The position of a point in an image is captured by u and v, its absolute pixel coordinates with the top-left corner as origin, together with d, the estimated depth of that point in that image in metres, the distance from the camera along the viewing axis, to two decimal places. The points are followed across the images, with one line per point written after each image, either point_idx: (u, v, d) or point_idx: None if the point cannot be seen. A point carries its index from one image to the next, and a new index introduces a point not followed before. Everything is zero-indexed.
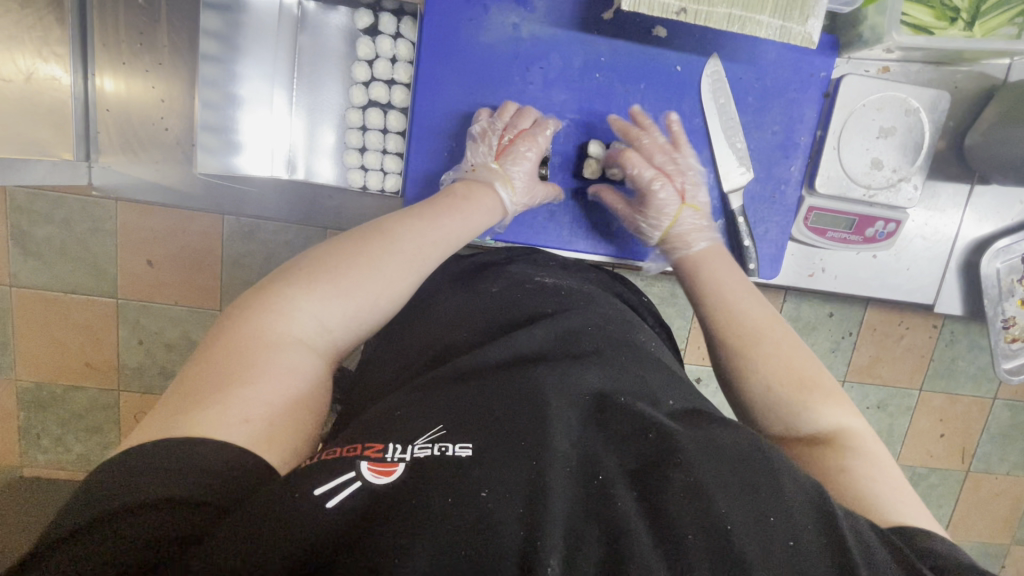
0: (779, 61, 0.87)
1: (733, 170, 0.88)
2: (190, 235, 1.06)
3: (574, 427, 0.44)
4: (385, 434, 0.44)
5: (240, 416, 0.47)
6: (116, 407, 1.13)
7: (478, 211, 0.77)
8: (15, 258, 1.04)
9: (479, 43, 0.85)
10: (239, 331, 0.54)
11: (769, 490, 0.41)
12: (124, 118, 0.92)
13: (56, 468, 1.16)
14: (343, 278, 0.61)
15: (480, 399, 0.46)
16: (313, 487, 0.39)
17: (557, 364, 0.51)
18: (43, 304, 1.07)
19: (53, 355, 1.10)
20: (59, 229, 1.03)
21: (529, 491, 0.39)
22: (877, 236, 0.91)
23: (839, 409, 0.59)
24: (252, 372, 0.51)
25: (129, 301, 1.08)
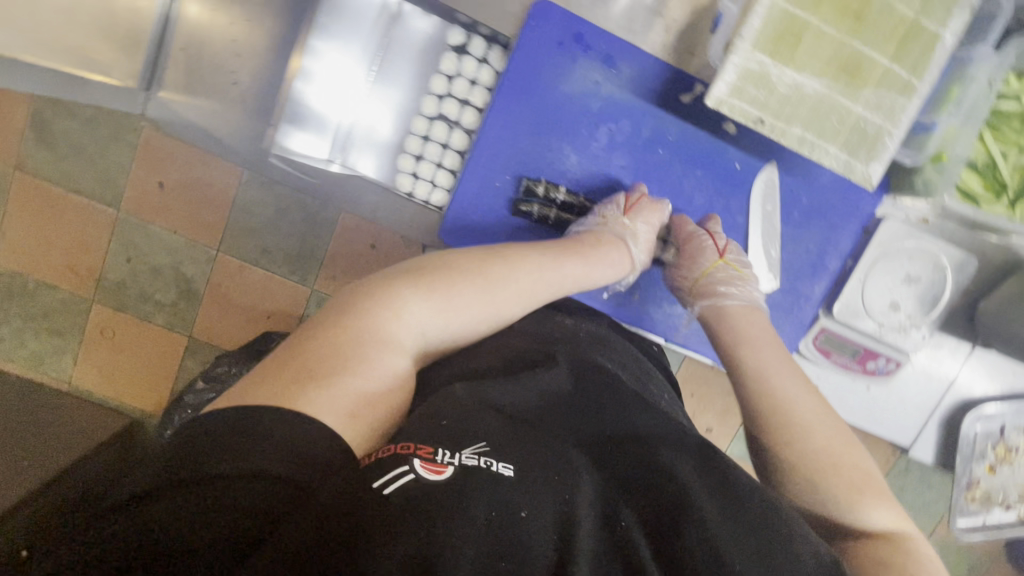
0: (831, 185, 0.90)
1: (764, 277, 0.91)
2: (208, 169, 1.05)
3: (596, 472, 0.46)
4: (434, 437, 0.45)
5: (347, 410, 0.48)
6: (84, 317, 1.10)
7: (603, 262, 0.78)
8: (27, 143, 1.02)
9: (559, 91, 0.83)
10: (348, 325, 0.55)
11: (782, 556, 0.43)
12: (197, 58, 0.86)
13: (5, 360, 1.10)
14: (450, 291, 0.62)
15: (511, 423, 0.48)
16: (374, 479, 0.41)
17: (584, 409, 0.53)
18: (41, 196, 1.04)
19: (36, 248, 1.07)
20: (80, 126, 1.01)
21: (560, 520, 0.41)
22: (876, 370, 0.93)
23: (879, 506, 0.60)
24: (358, 365, 0.52)
25: (130, 217, 1.06)
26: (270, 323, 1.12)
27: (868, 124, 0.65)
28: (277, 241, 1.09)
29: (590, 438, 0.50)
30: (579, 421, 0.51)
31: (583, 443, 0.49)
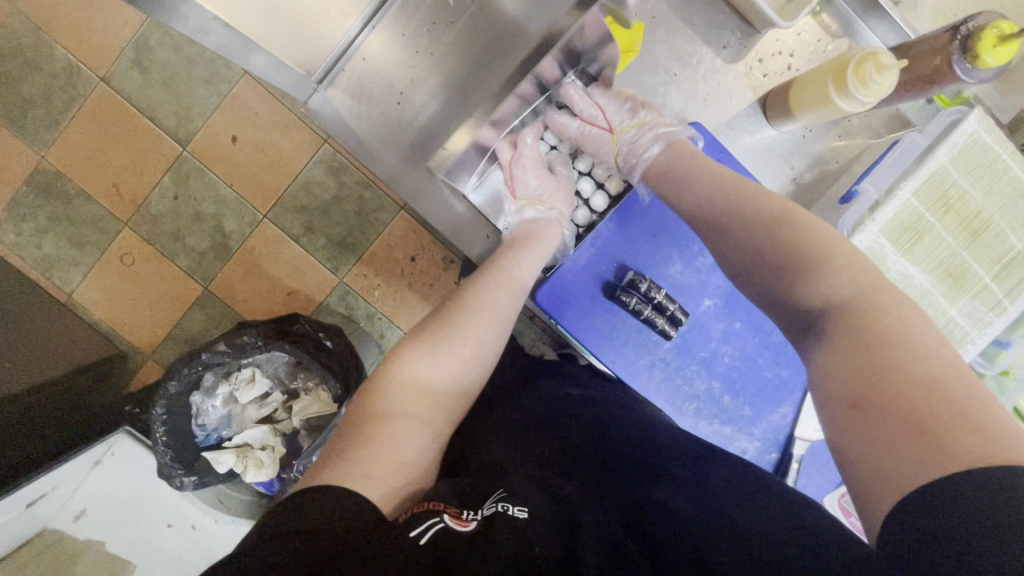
0: None
1: (809, 421, 0.73)
2: (284, 138, 1.07)
3: (601, 508, 0.43)
4: (461, 500, 0.43)
5: (360, 471, 0.43)
6: (110, 238, 1.08)
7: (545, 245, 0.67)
8: (122, 60, 1.03)
9: None
10: (347, 421, 0.49)
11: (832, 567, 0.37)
12: (370, 72, 0.66)
13: (14, 256, 1.07)
14: (467, 340, 0.57)
15: (527, 478, 0.46)
16: (411, 527, 0.38)
17: (597, 463, 0.50)
18: (116, 112, 1.05)
19: (90, 159, 1.06)
20: (179, 61, 1.03)
21: (568, 554, 0.37)
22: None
23: (835, 274, 0.49)
24: (364, 438, 0.46)
25: (193, 158, 1.07)
26: (289, 299, 1.11)
27: (958, 327, 0.65)
28: (324, 225, 1.09)
29: (604, 488, 0.46)
30: (591, 474, 0.48)
31: (592, 488, 0.46)
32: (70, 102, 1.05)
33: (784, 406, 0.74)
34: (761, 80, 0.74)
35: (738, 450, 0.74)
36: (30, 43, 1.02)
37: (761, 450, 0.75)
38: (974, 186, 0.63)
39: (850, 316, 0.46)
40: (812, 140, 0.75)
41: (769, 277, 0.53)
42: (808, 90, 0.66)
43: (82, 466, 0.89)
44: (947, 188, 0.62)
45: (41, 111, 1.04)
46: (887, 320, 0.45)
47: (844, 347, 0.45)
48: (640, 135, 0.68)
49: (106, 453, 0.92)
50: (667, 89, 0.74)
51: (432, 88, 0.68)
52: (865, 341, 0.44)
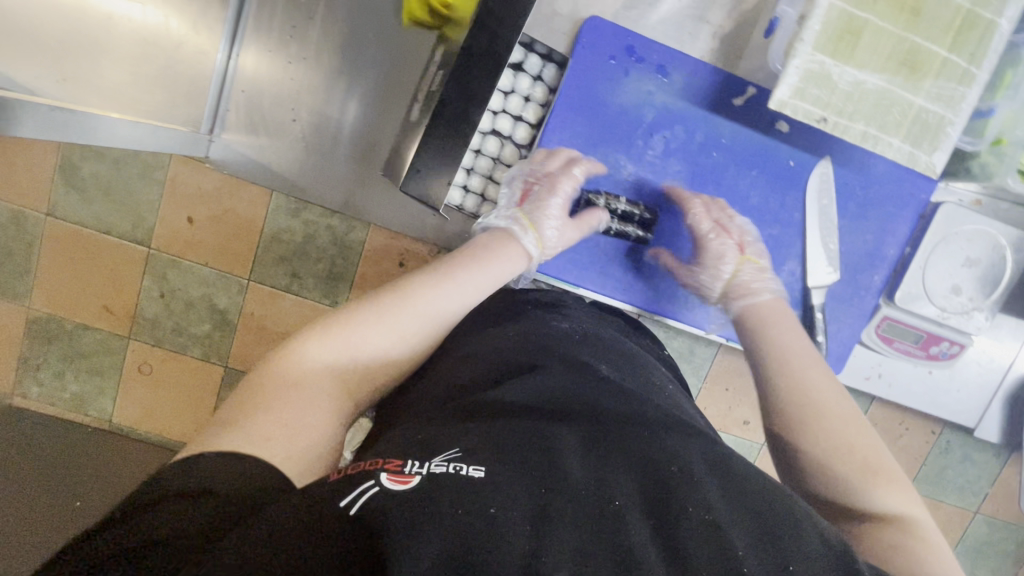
0: (887, 175, 0.81)
1: (820, 267, 0.81)
2: (236, 201, 1.05)
3: (587, 457, 0.47)
4: (411, 450, 0.45)
5: (263, 437, 0.46)
6: (122, 355, 1.11)
7: (506, 262, 0.69)
8: (55, 188, 1.02)
9: (614, 104, 0.80)
10: (267, 371, 0.52)
11: (779, 523, 0.45)
12: (255, 98, 0.94)
13: (49, 403, 1.12)
14: (386, 319, 0.59)
15: (498, 426, 0.47)
16: (339, 498, 0.40)
17: (576, 401, 0.52)
18: (74, 239, 1.05)
19: (72, 291, 1.08)
20: (105, 168, 1.02)
21: (541, 510, 0.42)
22: (936, 353, 0.85)
23: (892, 488, 0.56)
24: (274, 403, 0.49)
25: (161, 254, 1.07)
26: None
27: (931, 115, 0.65)
28: (307, 267, 1.09)
29: (581, 423, 0.50)
30: (570, 416, 0.50)
31: (580, 429, 0.49)
32: (29, 246, 1.06)
33: (789, 263, 0.82)
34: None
35: None
36: None
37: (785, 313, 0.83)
38: None
39: (908, 524, 0.53)
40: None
41: (848, 467, 0.57)
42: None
43: None
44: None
45: (9, 265, 1.06)
46: (932, 538, 0.52)
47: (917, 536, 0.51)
48: (758, 276, 0.76)
49: None
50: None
51: (325, 90, 0.95)
52: (924, 540, 0.51)
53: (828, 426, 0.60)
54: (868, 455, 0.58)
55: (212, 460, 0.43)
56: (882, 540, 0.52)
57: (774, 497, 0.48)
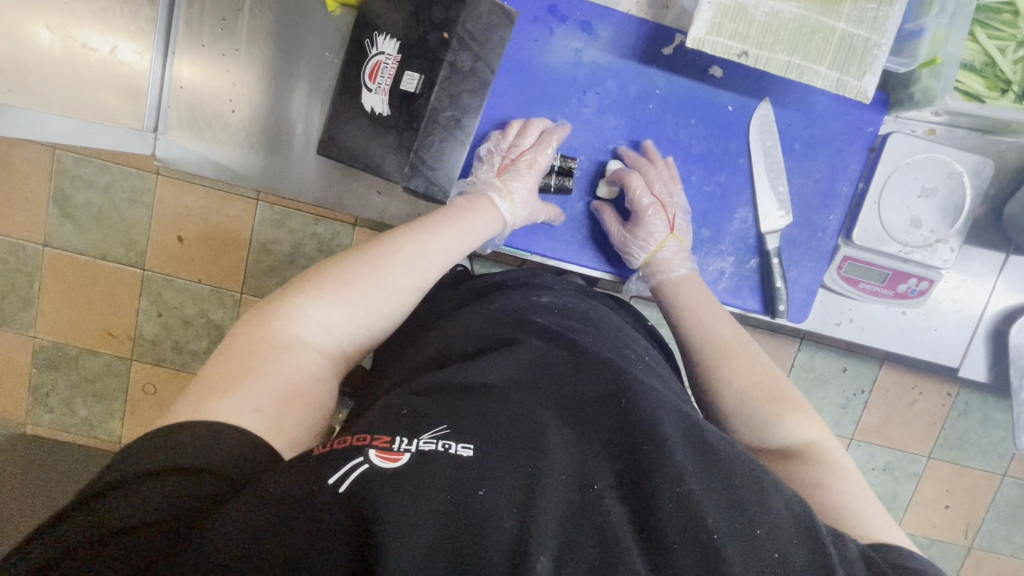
0: (835, 109, 0.71)
1: (772, 213, 0.72)
2: (223, 217, 1.07)
3: (571, 441, 0.42)
4: (395, 424, 0.41)
5: (252, 406, 0.45)
6: (126, 376, 1.13)
7: (478, 222, 0.68)
8: (51, 219, 1.06)
9: (540, 65, 0.71)
10: (246, 337, 0.51)
11: (756, 504, 0.41)
12: (197, 100, 0.74)
13: (60, 429, 1.15)
14: (376, 274, 0.58)
15: (478, 402, 0.43)
16: (328, 474, 0.37)
17: (560, 374, 0.48)
18: (72, 267, 1.09)
19: (75, 317, 1.11)
20: (96, 195, 1.05)
21: (527, 494, 0.38)
22: (907, 294, 0.72)
23: (801, 417, 0.55)
24: (260, 371, 0.48)
25: (155, 274, 1.10)
26: None
27: (857, 38, 0.59)
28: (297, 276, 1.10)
29: (565, 397, 0.46)
30: (559, 393, 0.46)
31: (560, 409, 0.45)
32: (31, 278, 1.10)
33: (740, 210, 0.74)
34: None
35: (716, 271, 0.75)
36: None
37: (740, 262, 0.75)
38: None
39: (819, 456, 0.53)
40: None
41: (755, 401, 0.57)
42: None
43: None
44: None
45: (13, 298, 1.10)
46: (840, 459, 0.53)
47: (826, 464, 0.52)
48: (680, 254, 0.72)
49: None
50: None
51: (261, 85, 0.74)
52: (829, 466, 0.51)
53: (732, 368, 0.60)
54: (772, 385, 0.58)
55: (184, 436, 0.41)
56: (794, 476, 0.52)
57: (758, 476, 0.43)
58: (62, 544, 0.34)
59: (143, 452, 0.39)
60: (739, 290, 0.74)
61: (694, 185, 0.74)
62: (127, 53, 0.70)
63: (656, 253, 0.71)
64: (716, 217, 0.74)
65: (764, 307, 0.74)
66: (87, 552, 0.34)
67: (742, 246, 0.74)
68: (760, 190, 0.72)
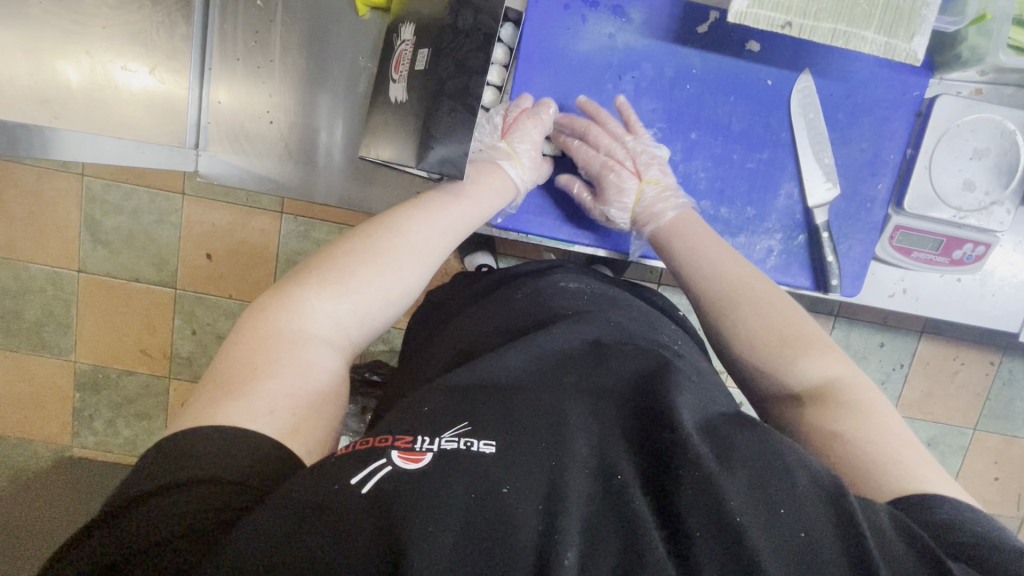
0: (875, 76, 0.70)
1: (818, 186, 0.71)
2: (249, 231, 1.08)
3: (591, 426, 0.37)
4: (416, 422, 0.37)
5: (266, 407, 0.42)
6: (165, 394, 1.15)
7: (488, 195, 0.66)
8: (83, 245, 1.08)
9: (574, 54, 0.70)
10: (258, 328, 0.47)
11: (781, 486, 0.34)
12: (234, 115, 0.75)
13: (105, 451, 1.17)
14: (381, 258, 0.55)
15: (498, 398, 0.38)
16: (350, 475, 0.34)
17: (579, 364, 0.43)
18: (106, 290, 1.11)
19: (112, 340, 1.13)
20: (127, 219, 1.07)
21: (550, 484, 0.33)
22: (963, 260, 0.71)
23: (818, 353, 0.51)
24: (273, 366, 0.45)
25: (187, 292, 1.11)
26: None
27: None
28: None
29: (585, 385, 0.41)
30: (577, 378, 0.41)
31: (578, 396, 0.40)
32: (69, 304, 1.12)
33: (785, 185, 0.72)
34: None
35: (764, 251, 0.73)
36: (8, 274, 1.09)
37: (787, 238, 0.73)
38: None
39: (847, 397, 0.48)
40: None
41: (767, 340, 0.53)
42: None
43: None
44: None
45: (52, 324, 1.12)
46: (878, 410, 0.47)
47: (850, 401, 0.47)
48: (661, 198, 0.69)
49: None
50: None
51: (297, 96, 0.75)
52: (856, 407, 0.46)
53: (746, 315, 0.55)
54: (783, 332, 0.53)
55: (196, 446, 0.38)
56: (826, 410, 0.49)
57: (800, 461, 0.36)
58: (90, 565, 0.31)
59: (161, 465, 0.37)
60: (787, 264, 0.73)
61: (737, 164, 0.72)
62: (164, 75, 0.73)
63: (637, 207, 0.70)
64: (762, 193, 0.72)
65: (816, 282, 0.73)
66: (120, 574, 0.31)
67: (788, 222, 0.73)
68: (805, 165, 0.71)
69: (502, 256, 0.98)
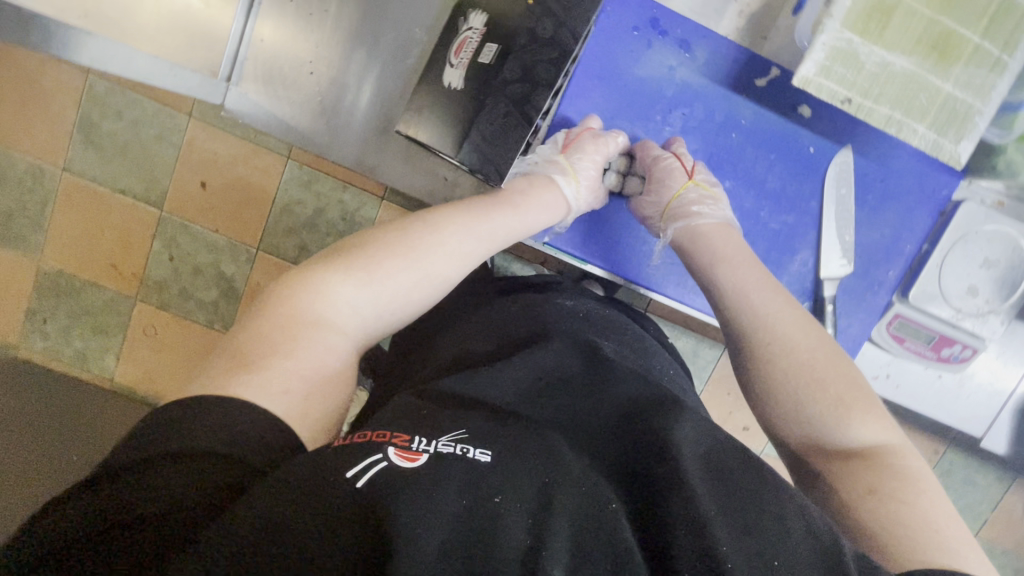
0: (908, 167, 0.72)
1: (833, 259, 0.72)
2: (250, 169, 1.05)
3: (584, 452, 0.37)
4: (415, 423, 0.37)
5: (280, 387, 0.40)
6: (127, 314, 1.11)
7: (538, 208, 0.66)
8: (74, 145, 1.03)
9: (633, 77, 0.70)
10: (270, 313, 0.46)
11: (771, 534, 0.34)
12: (274, 54, 0.72)
13: (52, 359, 1.12)
14: (411, 250, 0.54)
15: (500, 415, 0.38)
16: (346, 468, 0.32)
17: (577, 386, 0.43)
18: (88, 196, 1.06)
19: (84, 248, 1.09)
20: (126, 127, 1.02)
21: (541, 499, 0.33)
22: (949, 358, 0.74)
23: (866, 416, 0.50)
24: (289, 347, 0.43)
25: (173, 216, 1.07)
26: None
27: (958, 102, 0.57)
28: (316, 240, 1.08)
29: (581, 411, 0.41)
30: (575, 400, 0.41)
31: (573, 423, 0.40)
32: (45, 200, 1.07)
33: (801, 252, 0.73)
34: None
35: None
36: None
37: None
38: None
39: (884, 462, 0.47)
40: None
41: (804, 385, 0.53)
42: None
43: None
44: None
45: (23, 218, 1.07)
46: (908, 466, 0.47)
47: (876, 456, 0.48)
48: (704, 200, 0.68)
49: None
50: None
51: (345, 52, 0.73)
52: (898, 475, 0.46)
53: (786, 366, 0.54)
54: (815, 385, 0.52)
55: (195, 415, 0.36)
56: None
57: (779, 495, 0.36)
58: (61, 544, 0.29)
59: (149, 437, 0.35)
60: None
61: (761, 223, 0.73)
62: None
63: (676, 201, 0.68)
64: (779, 255, 0.73)
65: None
66: (91, 549, 0.29)
67: (796, 288, 0.74)
68: (826, 236, 0.72)
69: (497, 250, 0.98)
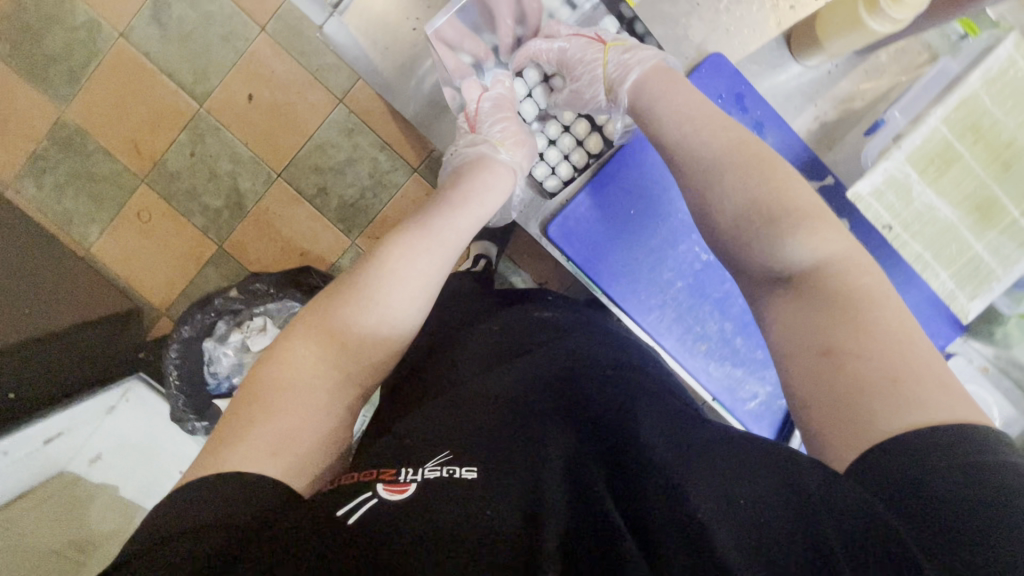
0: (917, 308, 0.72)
1: None
2: (300, 98, 1.05)
3: (565, 440, 0.37)
4: (402, 455, 0.38)
5: (268, 449, 0.40)
6: (126, 194, 1.06)
7: (499, 181, 0.66)
8: (139, 15, 1.02)
9: None
10: (247, 382, 0.46)
11: (745, 485, 0.33)
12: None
13: (35, 210, 1.04)
14: (394, 270, 0.54)
15: (487, 431, 0.39)
16: (336, 507, 0.34)
17: (557, 389, 0.43)
18: (134, 67, 1.03)
19: (111, 113, 1.04)
20: (196, 18, 1.02)
21: (529, 496, 0.33)
22: None
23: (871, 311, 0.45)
24: (274, 410, 0.43)
25: (209, 116, 1.05)
26: (303, 260, 1.09)
27: (983, 264, 0.60)
28: (338, 186, 1.07)
29: (558, 406, 0.41)
30: (552, 400, 0.42)
31: (555, 415, 0.40)
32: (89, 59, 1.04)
33: None
34: (787, 12, 0.69)
35: (749, 394, 0.72)
36: None
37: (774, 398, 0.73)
38: (1006, 115, 0.58)
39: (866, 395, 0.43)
40: (838, 77, 0.70)
41: (749, 227, 0.51)
42: (837, 13, 0.62)
43: (96, 412, 0.80)
44: (979, 116, 0.58)
45: (63, 65, 1.02)
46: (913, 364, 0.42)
47: (816, 301, 0.45)
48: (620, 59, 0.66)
49: (120, 400, 0.84)
50: (690, 20, 0.70)
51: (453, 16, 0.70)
52: (884, 354, 0.41)
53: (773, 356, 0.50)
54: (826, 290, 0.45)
55: (201, 490, 0.36)
56: None
57: (781, 456, 0.35)
58: None
59: (167, 523, 0.34)
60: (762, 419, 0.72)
61: None
62: None
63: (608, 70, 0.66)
64: None
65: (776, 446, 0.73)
66: None
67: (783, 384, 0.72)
68: None
69: (505, 259, 0.99)
